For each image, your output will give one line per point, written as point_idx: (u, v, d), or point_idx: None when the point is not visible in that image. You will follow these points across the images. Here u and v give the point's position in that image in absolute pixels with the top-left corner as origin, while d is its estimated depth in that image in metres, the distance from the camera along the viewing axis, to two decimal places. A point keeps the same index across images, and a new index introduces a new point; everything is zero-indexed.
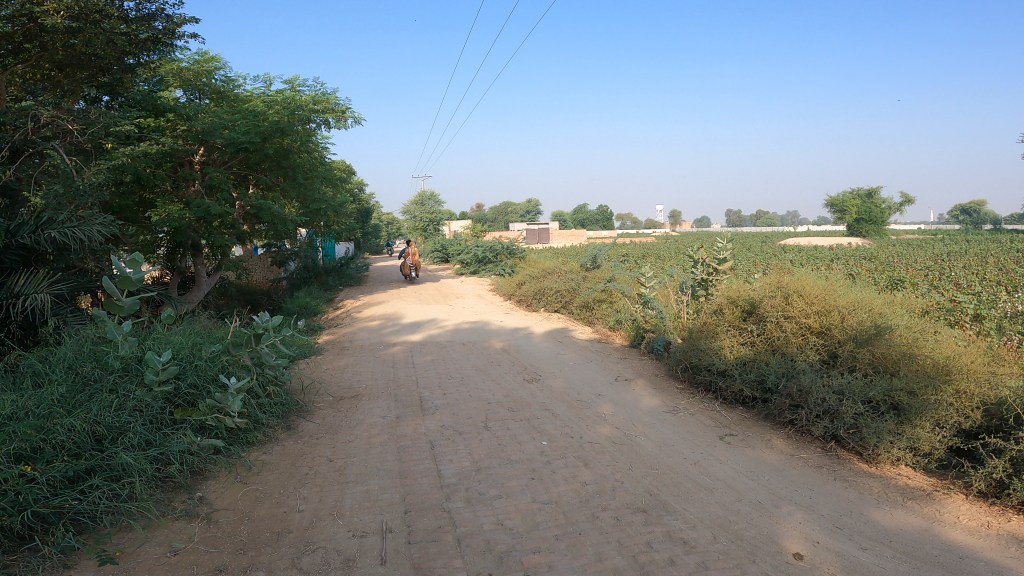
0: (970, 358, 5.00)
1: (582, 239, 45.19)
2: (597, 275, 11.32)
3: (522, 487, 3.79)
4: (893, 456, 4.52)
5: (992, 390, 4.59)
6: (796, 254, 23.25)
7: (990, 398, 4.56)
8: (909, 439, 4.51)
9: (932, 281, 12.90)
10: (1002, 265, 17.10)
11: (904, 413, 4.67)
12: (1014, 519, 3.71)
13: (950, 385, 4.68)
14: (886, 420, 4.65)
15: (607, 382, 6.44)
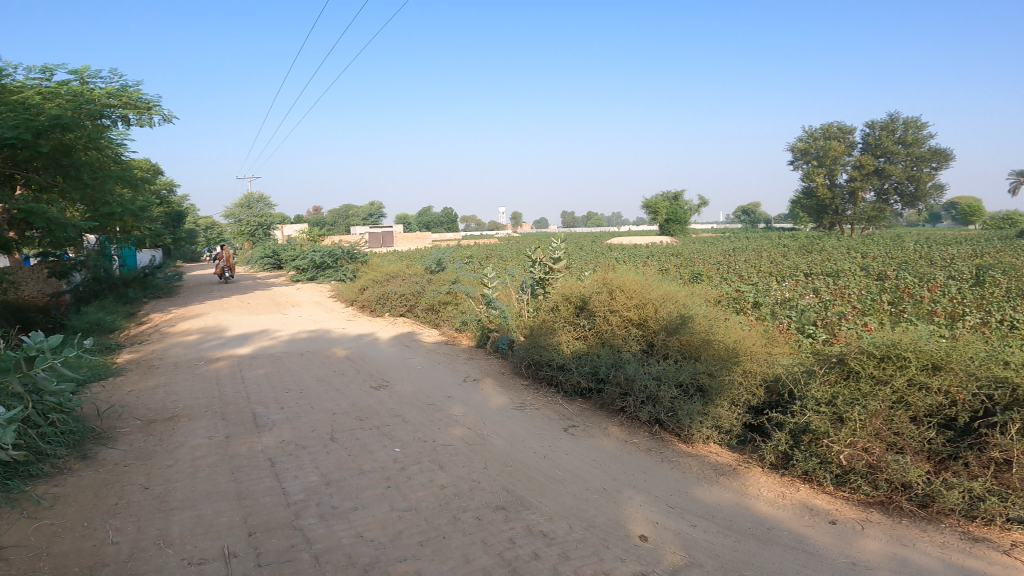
0: (749, 341, 5.65)
1: (428, 242, 44.94)
2: (442, 278, 11.27)
3: (377, 498, 3.68)
4: (704, 435, 5.01)
5: (770, 368, 5.22)
6: (614, 252, 24.91)
7: (769, 375, 5.17)
8: (713, 418, 5.01)
9: (726, 274, 14.48)
10: (772, 258, 19.62)
11: (707, 394, 5.19)
12: (801, 488, 4.28)
13: (739, 366, 5.26)
14: (694, 402, 5.14)
15: (455, 383, 6.48)
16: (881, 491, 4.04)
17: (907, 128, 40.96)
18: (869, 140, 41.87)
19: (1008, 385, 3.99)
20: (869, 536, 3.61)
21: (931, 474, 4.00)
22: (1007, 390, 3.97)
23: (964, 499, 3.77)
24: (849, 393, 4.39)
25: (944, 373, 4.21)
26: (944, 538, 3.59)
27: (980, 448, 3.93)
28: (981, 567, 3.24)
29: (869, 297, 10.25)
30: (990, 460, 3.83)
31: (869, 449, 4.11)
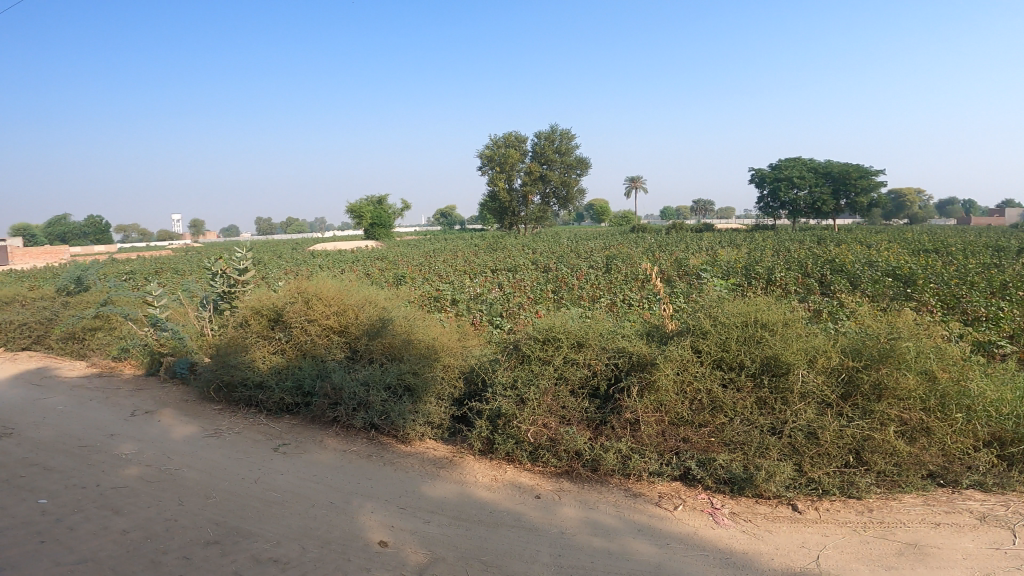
0: (447, 337, 6.03)
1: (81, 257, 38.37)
2: (80, 300, 9.82)
3: (29, 555, 3.14)
4: (418, 433, 5.13)
5: (466, 361, 5.63)
6: (306, 259, 24.07)
7: (465, 366, 5.61)
8: (425, 415, 5.20)
9: (421, 275, 15.01)
10: (468, 257, 20.96)
11: (415, 392, 5.36)
12: (508, 469, 4.63)
13: (439, 361, 5.56)
14: (404, 402, 5.26)
15: (120, 420, 5.64)
16: (564, 461, 4.56)
17: (562, 138, 47.05)
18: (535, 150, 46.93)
19: (627, 354, 5.05)
20: (566, 505, 3.99)
21: (593, 439, 4.67)
22: (627, 358, 5.02)
23: (619, 459, 4.43)
24: (525, 374, 5.01)
25: (587, 349, 5.11)
26: (615, 497, 4.13)
27: (617, 411, 4.79)
28: (642, 518, 3.76)
29: (535, 289, 11.52)
30: (625, 421, 4.66)
31: (548, 424, 4.74)
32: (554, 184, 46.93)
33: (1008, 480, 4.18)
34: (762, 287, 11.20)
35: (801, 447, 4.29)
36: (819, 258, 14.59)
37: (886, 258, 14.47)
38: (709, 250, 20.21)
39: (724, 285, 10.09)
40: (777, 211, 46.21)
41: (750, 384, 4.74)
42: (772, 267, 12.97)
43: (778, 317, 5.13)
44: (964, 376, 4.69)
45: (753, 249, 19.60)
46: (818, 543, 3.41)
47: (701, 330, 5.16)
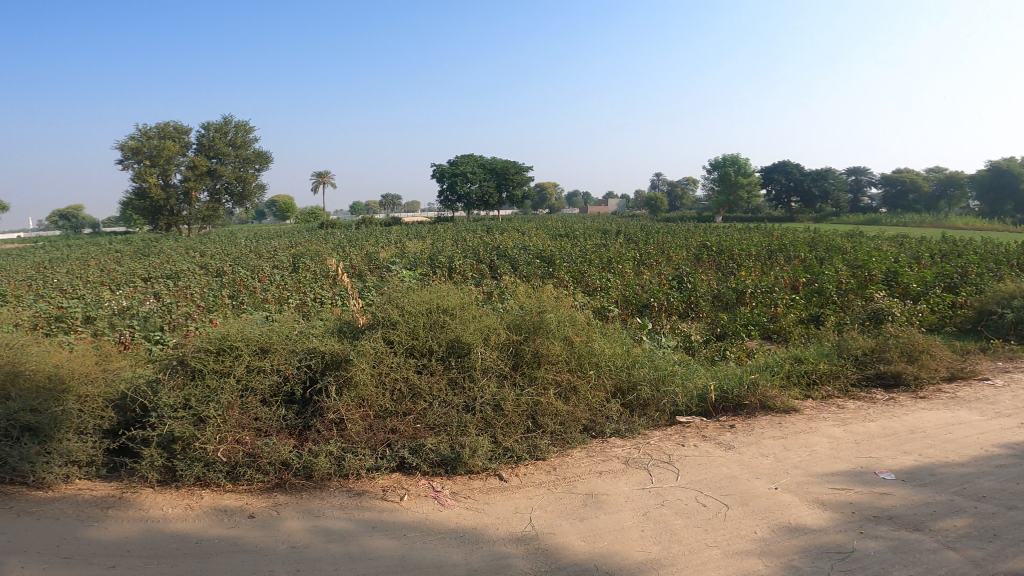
0: (76, 362, 5.15)
1: None
2: None
3: None
4: (61, 475, 4.27)
5: (112, 387, 4.88)
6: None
7: (112, 394, 4.83)
8: (64, 455, 4.34)
9: (43, 291, 12.43)
10: (106, 266, 18.01)
11: (39, 431, 4.36)
12: (204, 494, 4.13)
13: (72, 393, 4.68)
14: (27, 445, 4.26)
15: None
16: (272, 475, 4.25)
17: (238, 131, 43.82)
18: (202, 141, 42.41)
19: (320, 354, 4.89)
20: (289, 518, 3.77)
21: (298, 447, 4.44)
22: (319, 357, 4.85)
23: (332, 461, 4.30)
24: (199, 392, 4.50)
25: (271, 355, 4.80)
26: (338, 499, 4.01)
27: (319, 413, 4.63)
28: (373, 515, 3.75)
29: (211, 295, 10.47)
30: (330, 423, 4.50)
31: (242, 439, 4.36)
32: (226, 179, 43.04)
33: (633, 425, 5.14)
34: (442, 273, 11.81)
35: (491, 420, 4.70)
36: (491, 245, 15.88)
37: (532, 243, 16.54)
38: (391, 244, 20.62)
39: (409, 275, 10.39)
40: (454, 204, 48.18)
41: (442, 367, 4.98)
42: (450, 256, 13.77)
43: (457, 301, 5.53)
44: (589, 337, 5.66)
45: (439, 240, 20.59)
46: (528, 506, 3.74)
47: (391, 321, 5.26)
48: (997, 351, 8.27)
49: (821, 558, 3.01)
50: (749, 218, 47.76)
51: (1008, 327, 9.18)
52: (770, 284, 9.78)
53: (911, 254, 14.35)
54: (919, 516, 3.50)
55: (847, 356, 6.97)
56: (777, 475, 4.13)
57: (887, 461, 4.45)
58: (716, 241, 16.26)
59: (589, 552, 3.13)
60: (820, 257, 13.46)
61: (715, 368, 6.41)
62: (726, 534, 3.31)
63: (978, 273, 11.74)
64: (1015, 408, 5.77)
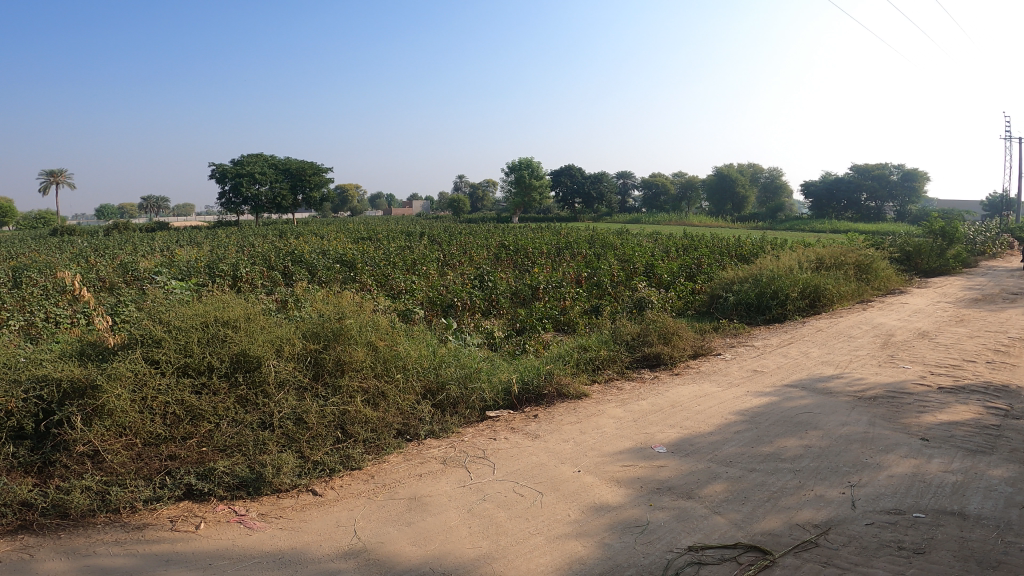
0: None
1: None
2: None
3: None
4: None
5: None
6: None
7: None
8: None
9: None
10: None
11: None
12: None
13: None
14: None
15: None
16: (11, 517, 3.61)
17: None
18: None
19: (52, 382, 4.14)
20: (48, 560, 3.27)
21: (39, 485, 3.82)
22: (53, 386, 4.12)
23: (93, 497, 3.78)
24: None
25: None
26: (113, 535, 3.57)
27: (63, 446, 3.99)
28: (163, 548, 3.39)
29: None
30: (80, 456, 3.94)
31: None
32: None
33: (447, 424, 5.25)
34: (225, 283, 10.91)
35: (295, 434, 4.50)
36: (286, 250, 15.00)
37: (327, 246, 15.95)
38: (155, 251, 18.46)
39: (175, 286, 9.40)
40: (238, 207, 43.97)
41: (226, 385, 4.58)
42: (236, 263, 12.71)
43: (240, 313, 5.11)
44: (394, 341, 5.64)
45: (211, 246, 18.90)
46: (350, 517, 3.65)
47: (155, 338, 4.68)
48: (726, 329, 9.73)
49: (624, 534, 3.33)
50: (533, 219, 50.27)
51: (734, 308, 10.84)
52: (559, 280, 10.46)
53: (662, 248, 16.25)
54: (690, 484, 4.02)
55: (619, 342, 7.72)
56: (578, 458, 4.48)
57: (657, 435, 5.03)
58: (506, 240, 16.98)
59: (422, 555, 3.16)
60: (592, 253, 14.69)
61: (518, 362, 6.74)
62: (544, 520, 3.53)
63: (708, 265, 13.68)
64: (744, 378, 6.86)
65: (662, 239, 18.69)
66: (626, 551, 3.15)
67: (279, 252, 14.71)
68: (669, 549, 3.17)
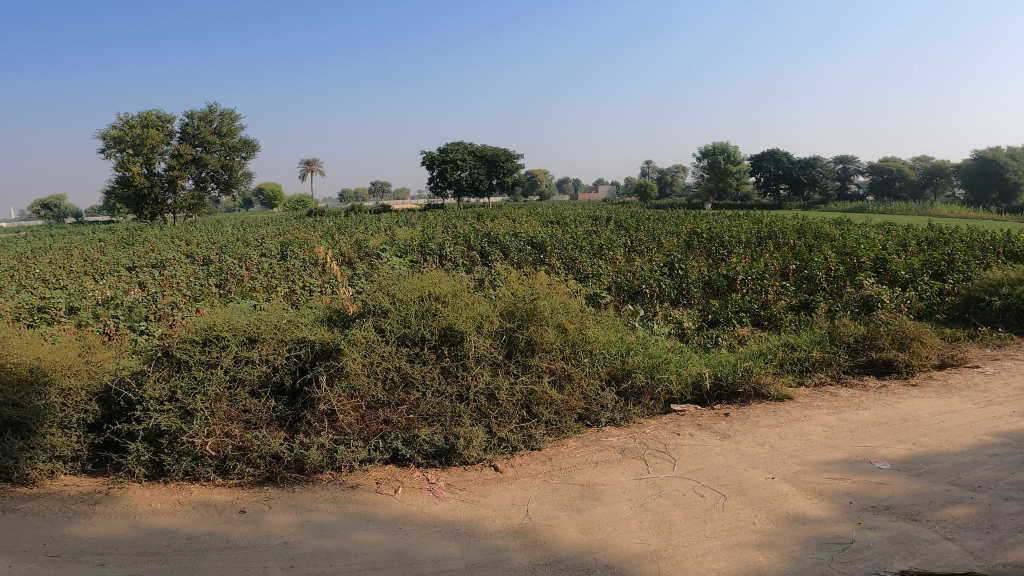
0: (56, 354, 4.98)
1: None
2: None
3: None
4: (47, 470, 4.39)
5: (95, 380, 4.85)
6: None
7: (96, 386, 4.82)
8: (48, 449, 4.44)
9: (27, 282, 12.75)
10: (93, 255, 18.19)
11: (22, 427, 4.49)
12: (194, 490, 4.13)
13: (55, 384, 4.70)
14: (10, 442, 4.39)
15: None
16: (263, 467, 4.25)
17: (222, 120, 41.96)
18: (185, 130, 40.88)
19: (308, 343, 4.81)
20: (279, 513, 3.72)
21: (289, 438, 4.41)
22: (309, 347, 4.77)
23: (324, 454, 4.26)
24: (186, 384, 4.42)
25: (260, 344, 4.69)
26: (331, 492, 3.98)
27: (313, 404, 4.57)
28: (366, 508, 3.70)
29: (196, 284, 10.82)
30: (321, 414, 4.47)
31: (231, 433, 4.34)
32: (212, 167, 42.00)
33: (628, 414, 5.15)
34: (427, 261, 11.85)
35: (486, 410, 4.68)
36: (477, 232, 15.74)
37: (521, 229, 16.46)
38: (381, 231, 20.67)
39: (398, 263, 10.47)
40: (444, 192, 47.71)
41: (434, 356, 4.90)
42: (443, 243, 13.65)
43: (449, 289, 5.41)
44: (583, 325, 5.60)
45: (426, 227, 20.50)
46: (523, 497, 3.71)
47: (382, 309, 5.15)
48: (987, 339, 8.33)
49: (821, 549, 2.99)
50: (732, 207, 47.82)
51: (1000, 314, 9.24)
52: (762, 270, 9.74)
53: (901, 242, 14.42)
54: (917, 506, 3.49)
55: (837, 343, 6.99)
56: (774, 465, 4.10)
57: (882, 450, 4.44)
58: (705, 229, 16.24)
59: (588, 544, 3.10)
60: (810, 244, 13.45)
61: (709, 355, 6.40)
62: (723, 525, 3.28)
63: (965, 261, 11.80)
64: (1011, 396, 5.79)
65: (896, 230, 16.59)
66: (818, 568, 2.82)
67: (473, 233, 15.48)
68: (875, 571, 2.78)
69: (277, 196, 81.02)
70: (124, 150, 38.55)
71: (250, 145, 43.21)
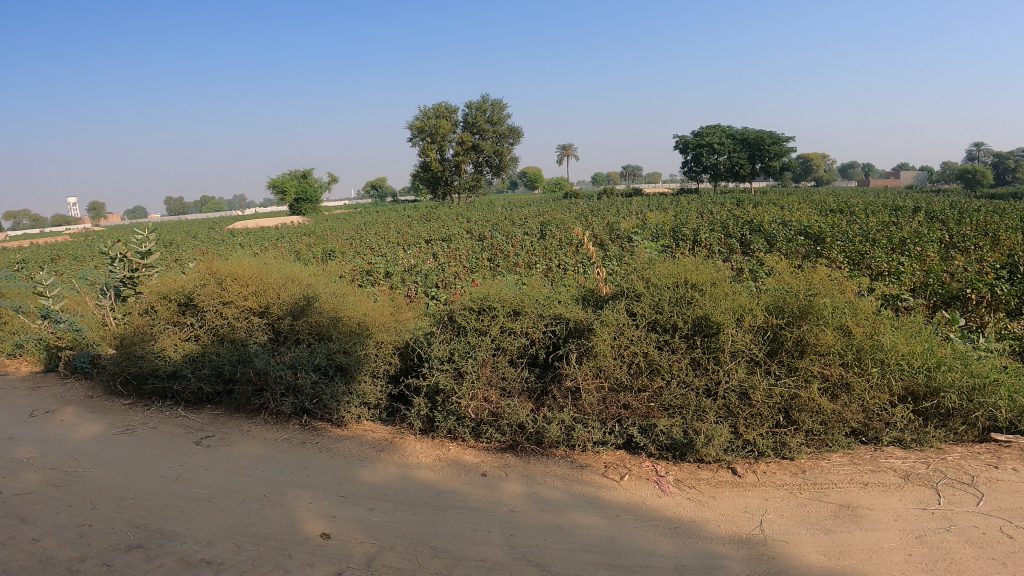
0: (377, 312, 6.06)
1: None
2: None
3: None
4: (355, 415, 5.25)
5: (399, 336, 5.70)
6: (240, 238, 24.50)
7: (399, 341, 5.64)
8: (360, 396, 5.28)
9: (355, 249, 15.37)
10: (401, 229, 21.20)
11: (347, 371, 5.39)
12: (451, 448, 4.61)
13: (372, 338, 5.59)
14: (337, 383, 5.33)
15: (20, 420, 5.59)
16: (507, 436, 4.57)
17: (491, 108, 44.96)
18: (466, 118, 44.64)
19: (564, 320, 4.97)
20: (510, 482, 3.96)
21: (535, 410, 4.68)
22: (563, 324, 4.94)
23: (562, 430, 4.45)
24: (462, 347, 4.94)
25: (522, 317, 5.02)
26: (561, 469, 4.16)
27: (558, 380, 4.77)
28: (589, 490, 3.79)
29: (472, 257, 11.93)
30: (567, 390, 4.66)
31: (489, 398, 4.74)
32: (487, 153, 45.22)
33: (924, 437, 4.34)
34: (683, 247, 11.66)
35: (735, 408, 4.36)
36: (736, 219, 14.81)
37: (800, 217, 15.07)
38: (639, 214, 20.77)
39: (647, 246, 10.52)
40: (700, 173, 46.95)
41: (684, 346, 4.66)
42: (697, 229, 13.37)
43: (708, 277, 5.01)
44: (876, 330, 4.66)
45: (677, 212, 20.37)
46: (760, 506, 3.50)
47: (634, 293, 5.05)
48: None
49: None
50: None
51: None
52: None
53: None
54: None
55: None
56: None
57: None
58: None
59: (828, 568, 2.84)
60: None
61: None
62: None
63: None
64: None
65: None
66: None
67: (733, 221, 14.67)
68: None
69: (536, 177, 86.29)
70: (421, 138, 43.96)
71: (514, 131, 45.78)
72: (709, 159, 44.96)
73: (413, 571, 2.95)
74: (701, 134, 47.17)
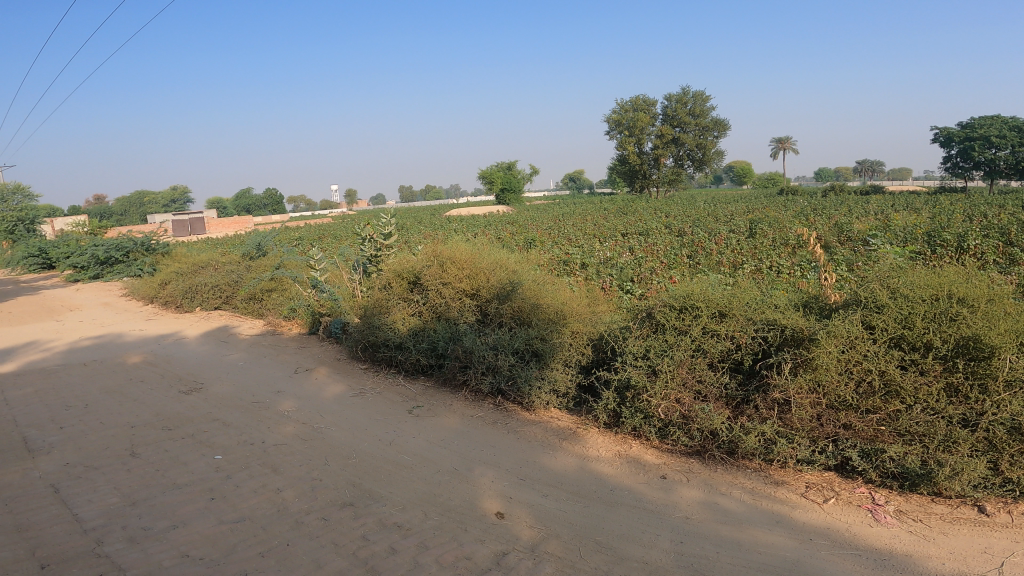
0: (575, 303, 6.10)
1: (247, 226, 37.63)
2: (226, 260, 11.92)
3: (252, 421, 5.13)
4: (543, 401, 5.40)
5: (594, 327, 5.72)
6: (454, 224, 26.30)
7: (593, 333, 5.67)
8: (550, 382, 5.42)
9: (553, 238, 15.80)
10: (600, 221, 21.37)
11: (541, 357, 5.57)
12: (632, 446, 4.61)
13: (567, 327, 5.69)
14: (531, 367, 5.53)
15: (287, 375, 6.54)
16: (696, 441, 4.48)
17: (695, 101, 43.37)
18: (666, 111, 43.73)
19: (779, 327, 4.56)
20: (688, 487, 3.85)
21: (731, 418, 4.47)
22: (778, 331, 4.53)
23: (761, 442, 4.22)
24: (657, 345, 4.84)
25: (728, 320, 4.75)
26: (750, 482, 3.94)
27: (762, 390, 4.47)
28: (781, 509, 3.56)
29: (671, 253, 11.65)
30: (772, 402, 4.34)
31: (681, 400, 4.60)
32: (688, 147, 43.67)
33: None
34: (951, 256, 10.20)
35: (1000, 443, 3.64)
36: None
37: None
38: (869, 214, 18.76)
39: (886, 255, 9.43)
40: (971, 170, 41.12)
41: (940, 368, 3.93)
42: (962, 235, 11.67)
43: (984, 291, 4.11)
44: None
45: (934, 213, 17.76)
46: (1004, 548, 3.08)
47: (877, 303, 4.36)
48: None
49: None
50: None
51: None
52: None
53: None
54: None
55: None
56: None
57: None
58: None
59: None
60: None
61: None
62: None
63: None
64: None
65: None
66: None
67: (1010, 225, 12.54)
68: None
69: (747, 170, 81.82)
70: (620, 132, 43.91)
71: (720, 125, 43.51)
72: (984, 153, 39.14)
73: (575, 564, 2.99)
74: (973, 126, 41.42)
